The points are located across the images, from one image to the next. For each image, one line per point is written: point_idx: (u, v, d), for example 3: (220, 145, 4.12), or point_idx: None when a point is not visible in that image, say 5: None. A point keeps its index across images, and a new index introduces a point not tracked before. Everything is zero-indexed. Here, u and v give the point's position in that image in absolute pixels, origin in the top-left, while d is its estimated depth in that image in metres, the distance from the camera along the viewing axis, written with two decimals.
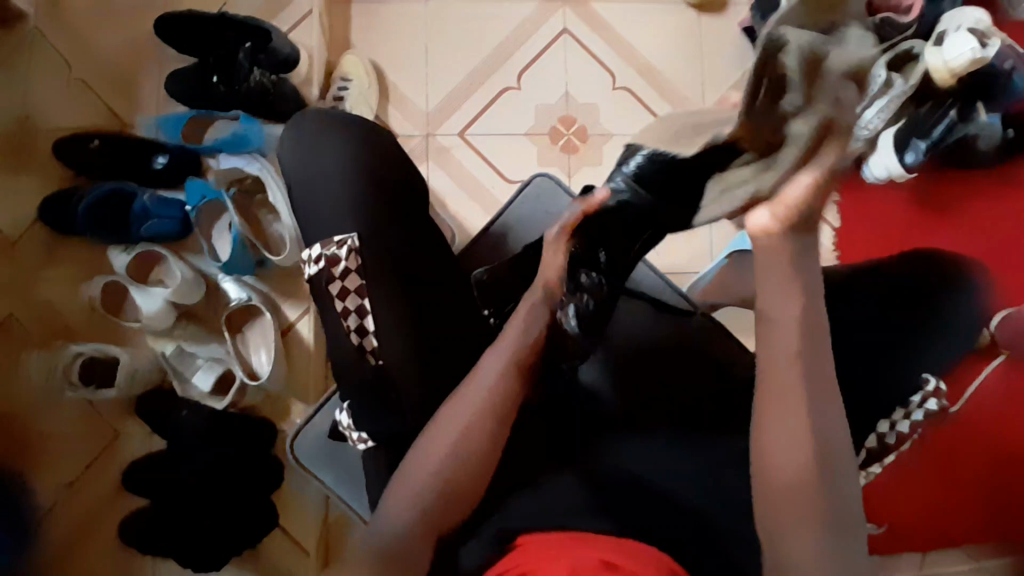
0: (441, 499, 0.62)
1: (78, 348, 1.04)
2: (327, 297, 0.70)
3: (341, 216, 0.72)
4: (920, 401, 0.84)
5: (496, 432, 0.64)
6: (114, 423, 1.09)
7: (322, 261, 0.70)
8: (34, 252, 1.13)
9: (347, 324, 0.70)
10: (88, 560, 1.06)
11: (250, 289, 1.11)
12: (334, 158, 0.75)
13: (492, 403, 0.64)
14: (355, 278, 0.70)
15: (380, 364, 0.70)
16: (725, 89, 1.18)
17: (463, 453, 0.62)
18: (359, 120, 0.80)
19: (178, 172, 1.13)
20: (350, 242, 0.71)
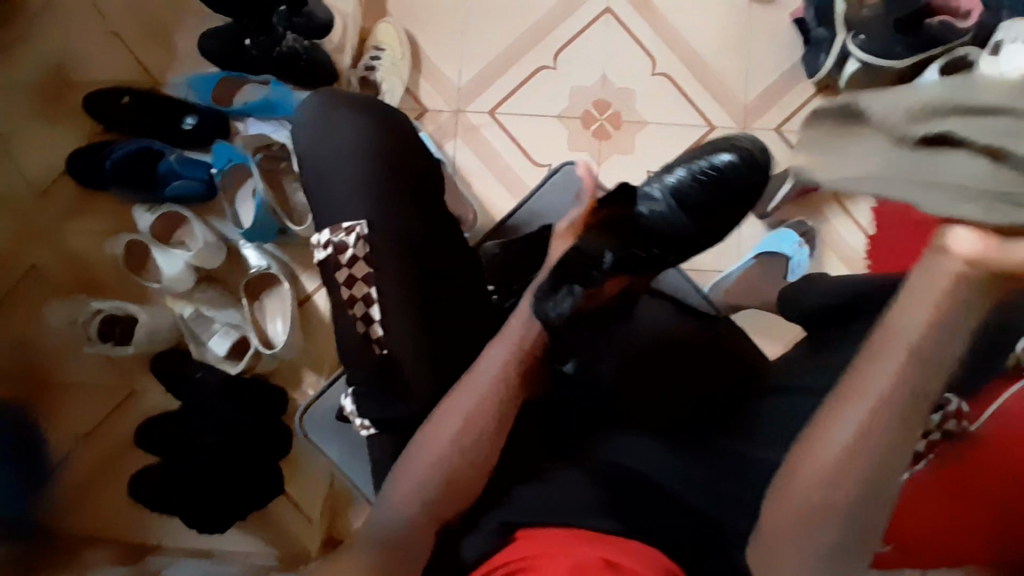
0: (440, 492, 0.61)
1: (98, 304, 1.06)
2: (334, 283, 0.70)
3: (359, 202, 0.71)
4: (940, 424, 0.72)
5: (498, 424, 0.64)
6: (131, 379, 1.12)
7: (329, 248, 0.70)
8: (62, 205, 1.14)
9: (353, 312, 0.70)
10: (100, 510, 1.09)
11: (269, 257, 1.11)
12: (348, 140, 0.73)
13: (493, 396, 0.64)
14: (363, 266, 0.69)
15: (385, 353, 0.69)
16: (770, 83, 1.13)
17: (464, 445, 0.62)
18: (374, 103, 0.78)
19: (206, 134, 1.12)
20: (358, 229, 0.70)
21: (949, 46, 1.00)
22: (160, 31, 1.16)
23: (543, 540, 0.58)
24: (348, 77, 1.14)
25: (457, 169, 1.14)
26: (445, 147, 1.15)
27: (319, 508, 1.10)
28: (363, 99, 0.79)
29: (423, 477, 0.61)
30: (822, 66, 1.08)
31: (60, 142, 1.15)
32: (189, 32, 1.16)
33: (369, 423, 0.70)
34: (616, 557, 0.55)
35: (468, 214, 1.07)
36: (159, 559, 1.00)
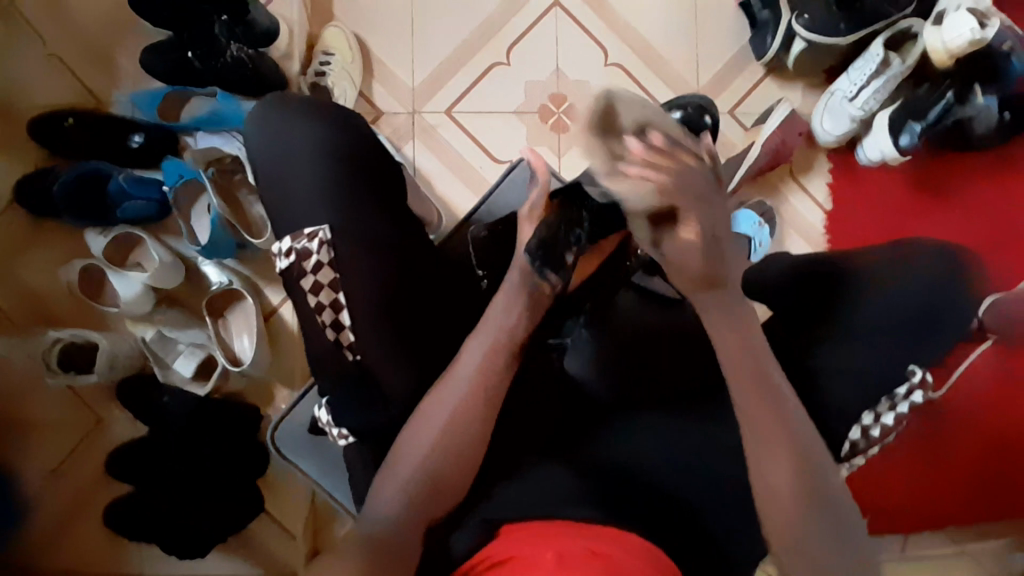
0: (426, 489, 0.62)
1: (56, 334, 1.02)
2: (300, 290, 0.68)
3: (321, 209, 0.69)
4: (906, 392, 0.74)
5: (479, 420, 0.64)
6: (98, 409, 1.08)
7: (292, 255, 0.68)
8: (9, 235, 1.10)
9: (322, 319, 0.68)
10: (74, 544, 1.06)
11: (230, 273, 1.10)
12: (303, 141, 0.71)
13: (475, 393, 0.64)
14: (329, 272, 0.68)
15: (358, 359, 0.68)
16: (720, 67, 1.15)
17: (446, 443, 0.63)
18: (326, 103, 0.75)
19: (156, 152, 1.09)
20: (321, 234, 0.68)
21: (892, 20, 1.03)
22: (100, 48, 1.13)
23: (523, 534, 0.59)
24: (298, 85, 1.12)
25: (418, 171, 1.14)
26: (403, 150, 1.14)
27: (301, 523, 1.08)
28: (317, 100, 0.76)
29: (409, 478, 0.62)
30: (768, 48, 1.10)
31: (0, 169, 1.10)
32: (130, 47, 1.13)
33: (346, 430, 0.71)
34: (600, 546, 0.56)
35: (432, 216, 1.07)
36: None
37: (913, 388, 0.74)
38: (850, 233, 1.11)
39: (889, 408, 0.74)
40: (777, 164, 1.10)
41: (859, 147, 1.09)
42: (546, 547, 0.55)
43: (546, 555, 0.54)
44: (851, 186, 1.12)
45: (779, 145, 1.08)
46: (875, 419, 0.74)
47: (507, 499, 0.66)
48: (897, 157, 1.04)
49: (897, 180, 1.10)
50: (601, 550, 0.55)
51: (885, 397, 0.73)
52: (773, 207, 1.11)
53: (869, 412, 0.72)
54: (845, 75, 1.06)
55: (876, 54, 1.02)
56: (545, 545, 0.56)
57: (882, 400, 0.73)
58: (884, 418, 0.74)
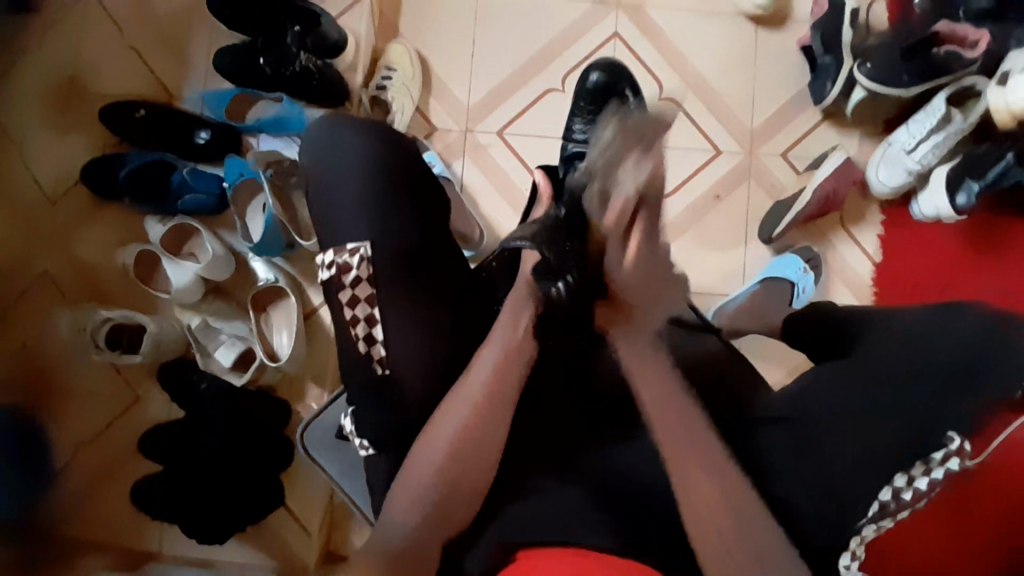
0: (441, 497, 0.64)
1: (107, 313, 1.07)
2: (336, 305, 0.70)
3: (363, 215, 0.72)
4: (942, 458, 0.65)
5: (487, 426, 0.66)
6: (138, 388, 1.13)
7: (334, 268, 0.71)
8: (76, 215, 1.16)
9: (354, 332, 0.70)
10: (99, 516, 1.10)
11: (278, 271, 1.14)
12: (349, 159, 0.74)
13: (483, 401, 0.66)
14: (365, 287, 0.71)
15: (387, 373, 0.70)
16: (775, 109, 1.14)
17: (460, 447, 0.65)
18: (373, 123, 0.78)
19: (219, 149, 1.14)
20: (362, 251, 0.71)
21: (957, 75, 1.00)
22: (178, 48, 1.19)
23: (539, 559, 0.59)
24: (359, 96, 1.16)
25: (464, 188, 1.16)
26: (453, 166, 1.17)
27: (317, 517, 1.11)
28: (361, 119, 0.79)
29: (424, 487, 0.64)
30: (828, 94, 1.09)
31: (75, 153, 1.17)
32: (205, 49, 1.19)
33: (367, 440, 0.72)
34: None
35: (474, 232, 1.09)
36: (159, 568, 1.01)
37: (951, 454, 0.64)
38: (896, 286, 1.08)
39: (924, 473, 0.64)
40: (828, 211, 1.08)
41: (914, 201, 1.06)
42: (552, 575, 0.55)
43: None
44: (901, 240, 1.09)
45: (831, 192, 1.07)
46: (905, 482, 0.65)
47: (516, 517, 0.65)
48: (953, 216, 1.02)
49: (952, 240, 1.07)
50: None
51: (919, 459, 0.65)
52: (818, 254, 1.09)
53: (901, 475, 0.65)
54: (904, 127, 1.04)
55: (938, 109, 0.99)
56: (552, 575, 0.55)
57: (915, 461, 0.65)
58: (918, 482, 0.65)
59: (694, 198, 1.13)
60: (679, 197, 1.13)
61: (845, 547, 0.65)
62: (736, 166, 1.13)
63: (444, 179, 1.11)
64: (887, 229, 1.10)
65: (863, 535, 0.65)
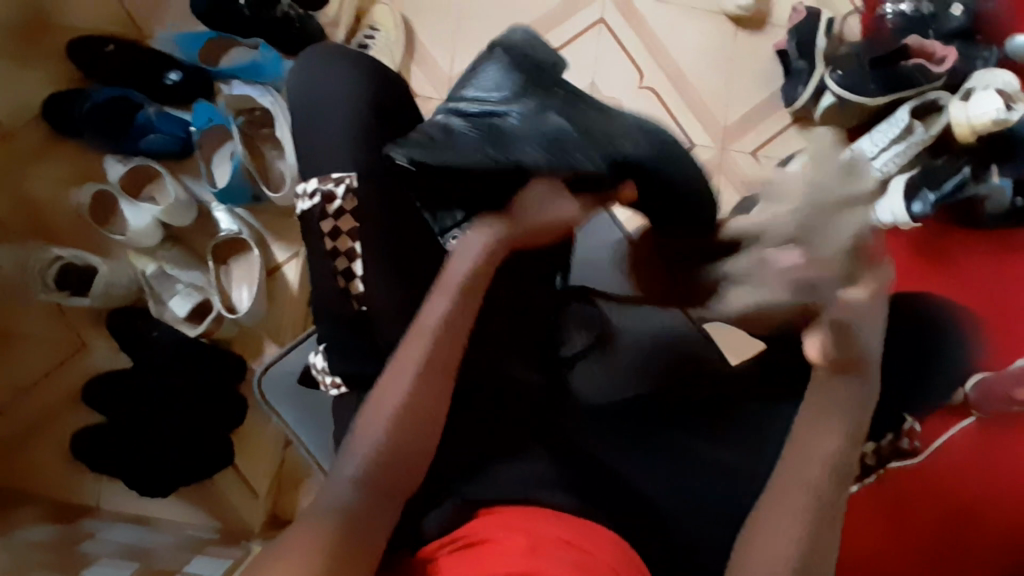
0: (383, 461, 0.58)
1: (58, 251, 1.03)
2: (318, 235, 0.70)
3: (351, 160, 0.71)
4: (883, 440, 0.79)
5: (433, 397, 0.61)
6: (83, 333, 1.08)
7: (317, 196, 0.70)
8: (22, 149, 1.09)
9: (336, 265, 0.70)
10: (32, 468, 1.04)
11: (240, 223, 1.09)
12: (337, 84, 0.74)
13: (426, 369, 0.61)
14: (348, 220, 0.70)
15: (363, 309, 0.70)
16: (748, 108, 1.18)
17: (405, 411, 0.59)
18: (358, 54, 0.77)
19: (190, 93, 1.10)
20: (348, 181, 0.70)
21: (920, 90, 1.06)
22: None
23: (501, 518, 0.62)
24: None
25: None
26: None
27: (265, 481, 1.09)
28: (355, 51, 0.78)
29: (367, 444, 0.58)
30: (798, 97, 1.13)
31: (32, 83, 1.10)
32: None
33: (339, 378, 0.72)
34: (574, 537, 0.59)
35: None
36: (96, 522, 0.98)
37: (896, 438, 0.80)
38: None
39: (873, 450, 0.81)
40: None
41: None
42: (518, 533, 0.59)
43: (519, 541, 0.58)
44: None
45: None
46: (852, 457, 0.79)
47: (492, 477, 0.66)
48: (908, 222, 1.07)
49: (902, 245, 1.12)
50: (574, 541, 0.58)
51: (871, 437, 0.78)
52: None
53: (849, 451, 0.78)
54: (867, 136, 1.09)
55: (901, 119, 1.05)
56: (517, 532, 0.59)
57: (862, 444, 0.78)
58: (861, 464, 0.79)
59: None
60: None
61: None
62: (707, 160, 1.17)
63: None
64: None
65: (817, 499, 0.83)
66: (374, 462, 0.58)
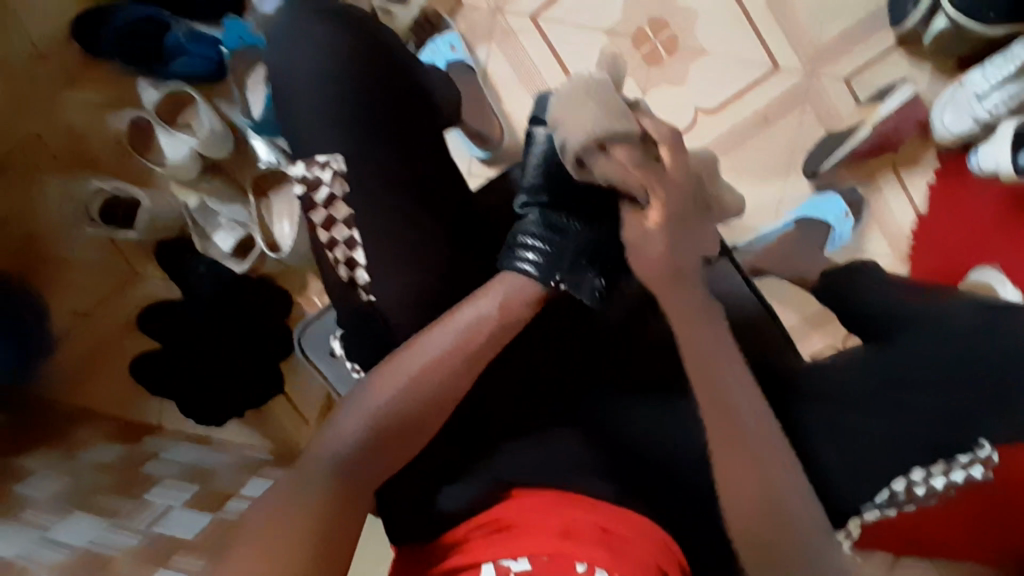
0: (385, 434, 0.52)
1: (100, 185, 1.02)
2: (310, 225, 0.65)
3: (343, 144, 0.65)
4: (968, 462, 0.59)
5: (457, 383, 0.54)
6: (134, 264, 1.09)
7: (304, 184, 0.65)
8: (58, 72, 1.06)
9: (335, 256, 0.66)
10: (93, 390, 1.09)
11: (280, 152, 1.03)
12: (316, 47, 0.66)
13: (456, 352, 0.54)
14: (342, 207, 0.65)
15: (371, 301, 0.66)
16: (847, 25, 1.00)
17: (424, 390, 0.53)
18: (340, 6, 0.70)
19: (218, 9, 1.02)
20: (333, 165, 0.64)
21: None
22: None
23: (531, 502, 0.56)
24: None
25: (488, 80, 1.05)
26: (478, 52, 1.05)
27: (316, 411, 1.10)
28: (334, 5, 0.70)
29: (373, 413, 0.52)
30: (908, 16, 0.95)
31: None
32: None
33: (359, 367, 0.71)
34: (611, 524, 0.53)
35: (493, 133, 1.01)
36: (158, 443, 1.04)
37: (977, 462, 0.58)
38: (935, 248, 1.00)
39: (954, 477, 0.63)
40: (882, 150, 0.99)
41: (976, 153, 0.95)
42: (551, 521, 0.53)
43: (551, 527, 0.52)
44: (955, 191, 0.99)
45: (892, 129, 0.97)
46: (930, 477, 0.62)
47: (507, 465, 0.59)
48: (1012, 174, 0.89)
49: (1007, 199, 0.96)
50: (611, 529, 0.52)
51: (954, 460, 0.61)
52: (861, 196, 1.01)
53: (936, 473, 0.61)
54: (979, 69, 0.92)
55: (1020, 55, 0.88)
56: (552, 517, 0.53)
57: (937, 459, 0.58)
58: (934, 481, 0.59)
59: (740, 119, 1.03)
60: (724, 117, 1.03)
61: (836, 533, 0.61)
62: (791, 89, 1.02)
63: (465, 69, 1.00)
64: (942, 178, 1.00)
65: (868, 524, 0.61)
66: (373, 433, 0.52)
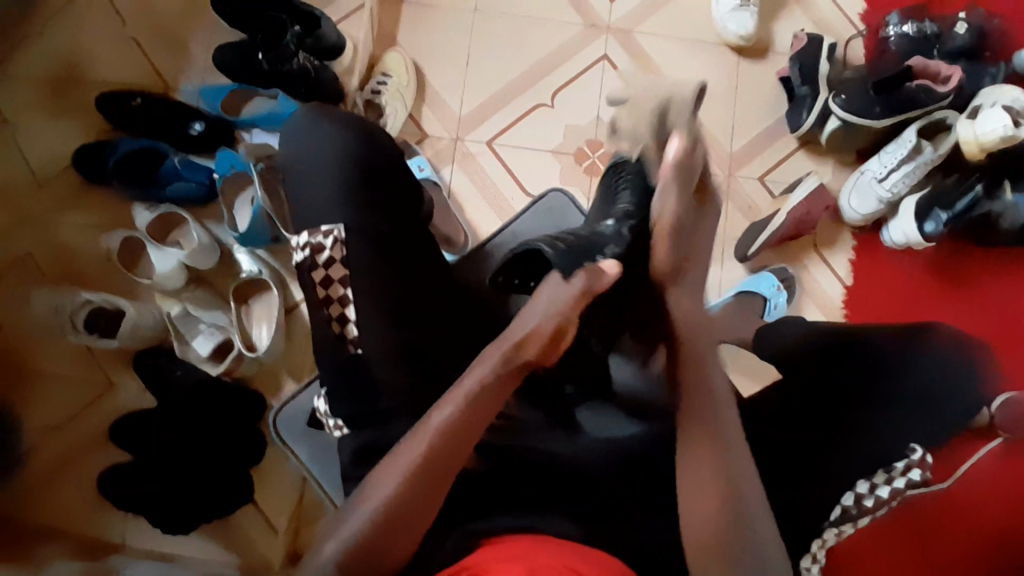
0: (387, 526, 0.58)
1: (88, 296, 1.08)
2: (310, 284, 0.73)
3: (345, 216, 0.74)
4: (903, 468, 0.77)
5: (462, 445, 0.61)
6: (112, 373, 1.12)
7: (307, 250, 0.73)
8: (61, 197, 1.16)
9: (329, 312, 0.73)
10: (60, 502, 1.08)
11: (261, 263, 1.14)
12: (327, 146, 0.77)
13: (462, 418, 0.61)
14: (339, 269, 0.73)
15: (358, 352, 0.72)
16: (753, 135, 1.19)
17: (429, 463, 0.59)
18: (349, 116, 0.82)
19: (211, 140, 1.16)
20: (336, 233, 0.73)
21: (928, 110, 1.08)
22: (178, 42, 1.21)
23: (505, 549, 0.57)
24: (353, 98, 1.18)
25: (451, 194, 1.18)
26: (442, 172, 1.19)
27: (286, 518, 1.10)
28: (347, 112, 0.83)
29: (383, 493, 0.58)
30: (802, 122, 1.15)
31: (68, 134, 1.18)
32: (205, 43, 1.21)
33: (341, 421, 0.73)
34: (579, 566, 0.54)
35: (457, 235, 1.11)
36: (121, 559, 0.99)
37: (912, 465, 0.77)
38: (865, 310, 1.14)
39: (887, 481, 0.76)
40: (799, 234, 1.14)
41: (886, 229, 1.13)
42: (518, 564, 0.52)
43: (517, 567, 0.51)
44: (870, 265, 1.15)
45: (805, 214, 1.12)
46: (868, 489, 0.76)
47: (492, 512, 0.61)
48: (920, 242, 1.08)
49: (915, 268, 1.14)
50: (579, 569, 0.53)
51: (881, 470, 0.76)
52: (792, 274, 1.14)
53: (864, 481, 0.75)
54: (876, 158, 1.11)
55: (909, 140, 1.07)
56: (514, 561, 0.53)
57: (878, 471, 0.77)
58: (879, 490, 0.76)
59: None
60: None
61: (807, 551, 0.74)
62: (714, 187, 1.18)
63: (431, 183, 1.13)
64: (857, 253, 1.16)
65: (825, 539, 0.75)
66: (403, 482, 0.59)
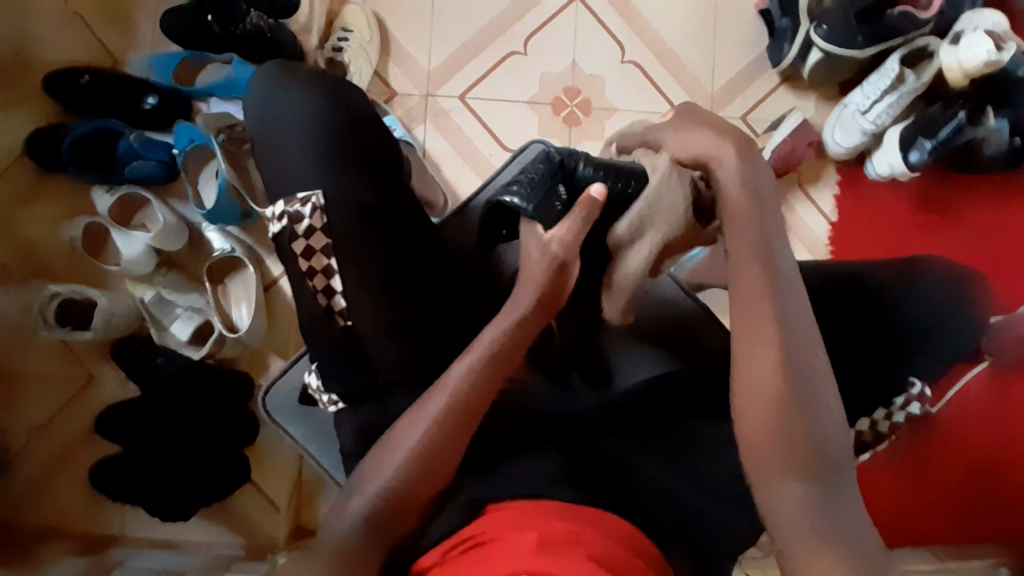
0: (417, 474, 0.57)
1: (56, 288, 1.03)
2: (291, 255, 0.69)
3: (320, 183, 0.69)
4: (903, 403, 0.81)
5: (477, 406, 0.60)
6: (91, 365, 1.09)
7: (285, 219, 0.69)
8: (16, 187, 1.10)
9: (313, 284, 0.69)
10: (56, 499, 1.06)
11: (233, 240, 1.09)
12: (299, 110, 0.72)
13: (486, 366, 0.61)
14: (320, 237, 0.69)
15: (349, 325, 0.69)
16: (733, 73, 1.16)
17: (457, 413, 0.59)
18: (321, 75, 0.76)
19: (169, 115, 1.10)
20: (314, 200, 0.69)
21: (910, 37, 1.04)
22: (123, 12, 1.13)
23: (511, 514, 0.54)
24: (314, 58, 1.13)
25: (427, 153, 1.14)
26: (415, 131, 1.14)
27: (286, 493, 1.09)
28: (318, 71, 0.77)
29: (412, 443, 0.58)
30: (784, 56, 1.11)
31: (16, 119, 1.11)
32: (152, 12, 1.13)
33: (336, 397, 0.72)
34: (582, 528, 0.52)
35: (436, 198, 1.06)
36: (121, 551, 0.98)
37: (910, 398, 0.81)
38: (854, 247, 1.13)
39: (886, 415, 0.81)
40: (789, 170, 1.11)
41: (869, 161, 1.11)
42: (527, 528, 0.51)
43: (527, 538, 0.49)
44: (859, 200, 1.14)
45: (789, 153, 1.10)
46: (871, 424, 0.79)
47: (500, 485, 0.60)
48: (905, 173, 1.07)
49: (901, 201, 1.12)
50: (580, 532, 0.51)
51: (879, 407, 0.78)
52: None
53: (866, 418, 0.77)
54: (859, 89, 1.08)
55: (892, 70, 1.03)
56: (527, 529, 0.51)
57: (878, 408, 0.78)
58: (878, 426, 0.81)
59: None
60: None
61: None
62: None
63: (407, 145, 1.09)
64: (842, 189, 1.14)
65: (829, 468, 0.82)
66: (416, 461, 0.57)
